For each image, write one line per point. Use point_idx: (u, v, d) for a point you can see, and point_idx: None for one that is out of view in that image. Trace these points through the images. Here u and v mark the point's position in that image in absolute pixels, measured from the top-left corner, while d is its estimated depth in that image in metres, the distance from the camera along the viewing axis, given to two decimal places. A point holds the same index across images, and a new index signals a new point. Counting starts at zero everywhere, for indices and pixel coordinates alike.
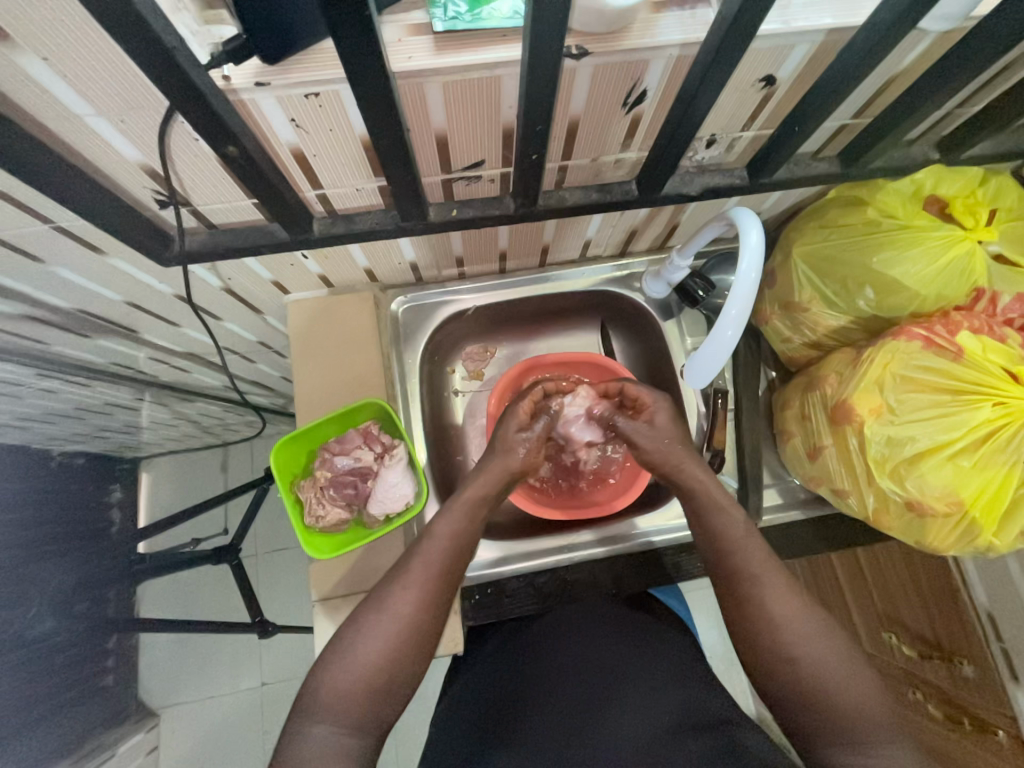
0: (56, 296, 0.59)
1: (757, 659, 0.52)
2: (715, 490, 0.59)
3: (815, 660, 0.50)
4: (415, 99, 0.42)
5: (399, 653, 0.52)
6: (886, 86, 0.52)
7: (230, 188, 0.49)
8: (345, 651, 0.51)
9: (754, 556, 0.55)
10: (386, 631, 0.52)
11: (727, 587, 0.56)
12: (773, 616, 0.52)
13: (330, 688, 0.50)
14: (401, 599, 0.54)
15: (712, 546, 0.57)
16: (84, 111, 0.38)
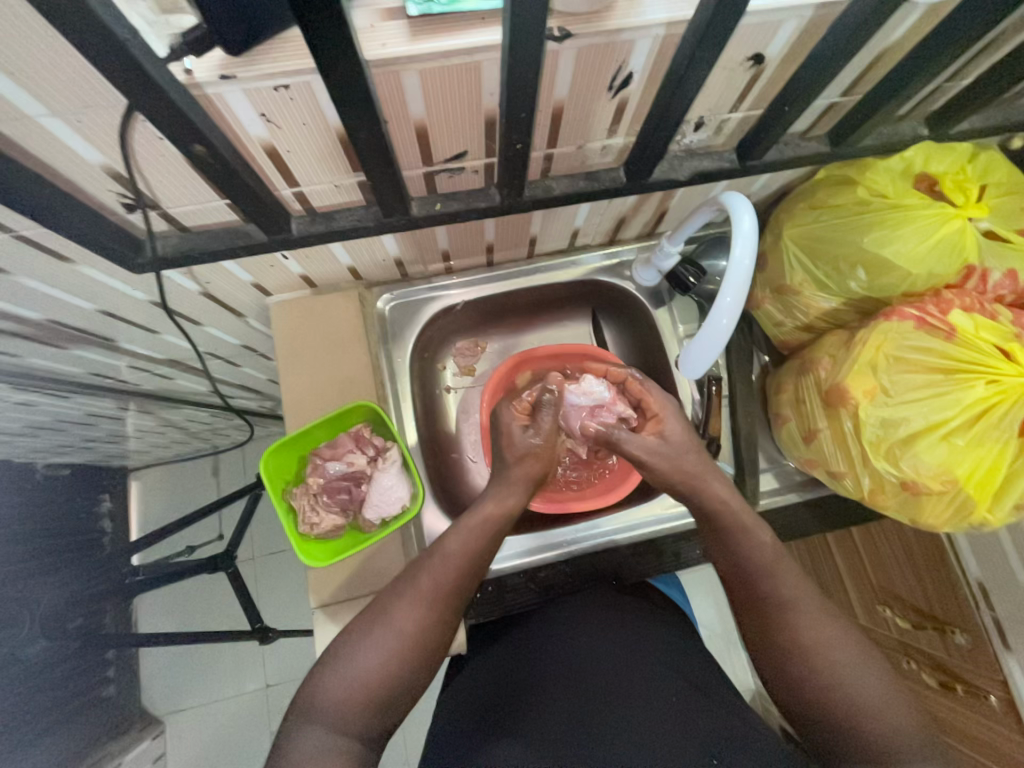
0: (24, 308, 0.56)
1: (786, 684, 0.53)
2: (738, 508, 0.59)
3: (846, 684, 0.50)
4: (392, 89, 0.40)
5: (403, 665, 0.52)
6: (875, 62, 0.50)
7: (202, 189, 0.47)
8: (346, 659, 0.51)
9: (785, 584, 0.55)
10: (390, 643, 0.52)
11: (756, 613, 0.56)
12: (804, 642, 0.53)
13: (330, 696, 0.50)
14: (407, 613, 0.53)
15: (738, 573, 0.57)
16: (36, 112, 0.35)
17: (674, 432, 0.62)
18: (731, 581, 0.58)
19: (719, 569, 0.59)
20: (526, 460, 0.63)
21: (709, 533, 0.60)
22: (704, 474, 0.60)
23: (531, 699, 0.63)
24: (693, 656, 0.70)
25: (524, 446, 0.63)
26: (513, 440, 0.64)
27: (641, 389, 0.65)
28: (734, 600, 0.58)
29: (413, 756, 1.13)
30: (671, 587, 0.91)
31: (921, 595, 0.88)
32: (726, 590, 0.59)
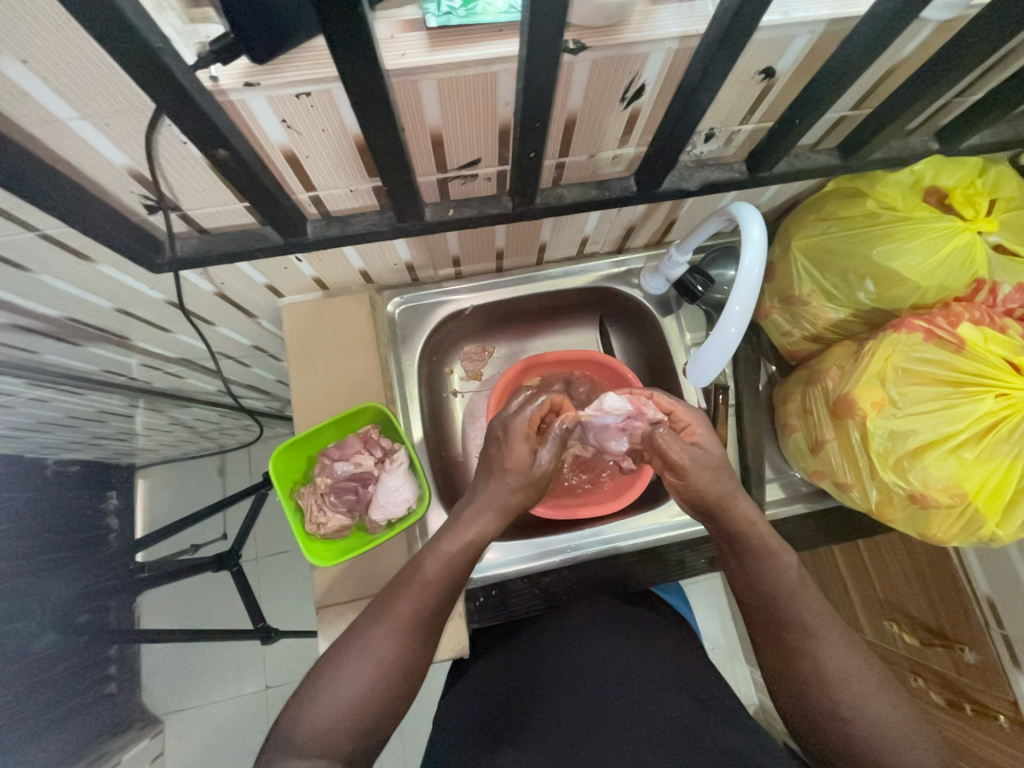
0: (44, 305, 0.57)
1: (807, 715, 0.53)
2: (765, 534, 0.56)
3: (870, 718, 0.50)
4: (410, 97, 0.41)
5: (389, 683, 0.52)
6: (886, 76, 0.51)
7: (222, 192, 0.48)
8: (331, 678, 0.51)
9: (808, 613, 0.54)
10: (374, 661, 0.52)
11: (775, 640, 0.55)
12: (826, 674, 0.52)
13: (318, 721, 0.49)
14: (390, 637, 0.53)
15: (760, 597, 0.56)
16: (67, 115, 0.37)
17: (710, 441, 0.59)
18: (752, 605, 0.57)
19: (739, 591, 0.58)
20: (526, 489, 0.59)
21: (730, 553, 0.59)
22: (724, 497, 0.57)
23: (532, 708, 0.63)
24: (697, 666, 0.69)
25: (535, 474, 0.59)
26: (527, 466, 0.59)
27: (670, 402, 0.60)
28: (754, 625, 0.58)
29: (411, 762, 1.12)
30: (673, 595, 0.91)
31: (931, 614, 0.86)
32: (745, 611, 0.58)
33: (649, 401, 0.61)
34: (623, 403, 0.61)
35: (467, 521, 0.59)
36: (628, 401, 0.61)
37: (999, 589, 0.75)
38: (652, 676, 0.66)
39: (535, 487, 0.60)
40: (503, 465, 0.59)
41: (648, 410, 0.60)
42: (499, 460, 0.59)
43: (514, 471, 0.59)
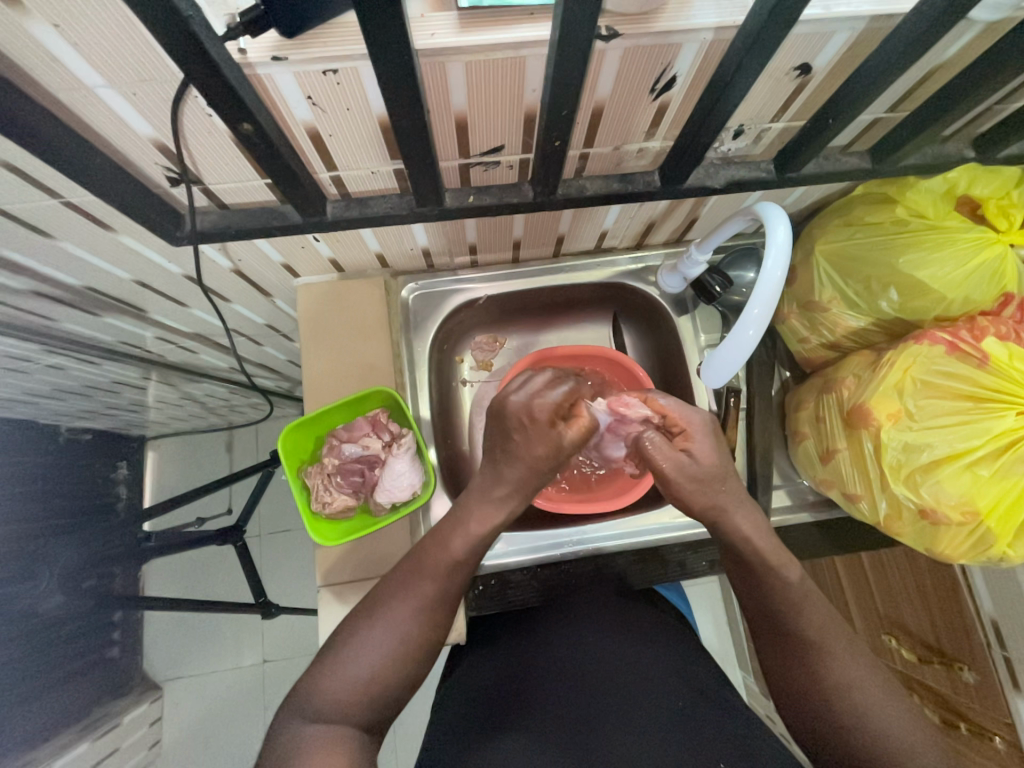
0: (65, 273, 0.58)
1: (810, 722, 0.53)
2: (767, 543, 0.56)
3: (878, 731, 0.50)
4: (436, 79, 0.41)
5: (411, 654, 0.53)
6: (927, 78, 0.49)
7: (244, 168, 0.48)
8: (345, 656, 0.52)
9: (815, 621, 0.54)
10: (391, 639, 0.52)
11: (784, 645, 0.55)
12: (835, 684, 0.52)
13: (345, 684, 0.50)
14: (409, 618, 0.54)
15: (767, 604, 0.56)
16: (96, 83, 0.37)
17: (703, 450, 0.58)
18: (758, 610, 0.57)
19: (745, 596, 0.58)
20: (558, 459, 0.58)
21: (733, 560, 0.58)
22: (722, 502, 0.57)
23: (532, 700, 0.63)
24: (694, 663, 0.69)
25: (565, 449, 0.58)
26: (558, 446, 0.57)
27: (665, 402, 0.60)
28: (762, 630, 0.58)
29: (403, 743, 1.14)
30: (672, 594, 0.91)
31: (931, 631, 0.86)
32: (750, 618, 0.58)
33: (633, 400, 0.62)
34: (607, 411, 0.63)
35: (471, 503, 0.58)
36: (609, 407, 0.63)
37: (1004, 611, 0.74)
38: (652, 674, 0.66)
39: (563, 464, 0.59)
40: (533, 450, 0.56)
41: (632, 413, 0.61)
42: (525, 442, 0.56)
43: (545, 454, 0.57)
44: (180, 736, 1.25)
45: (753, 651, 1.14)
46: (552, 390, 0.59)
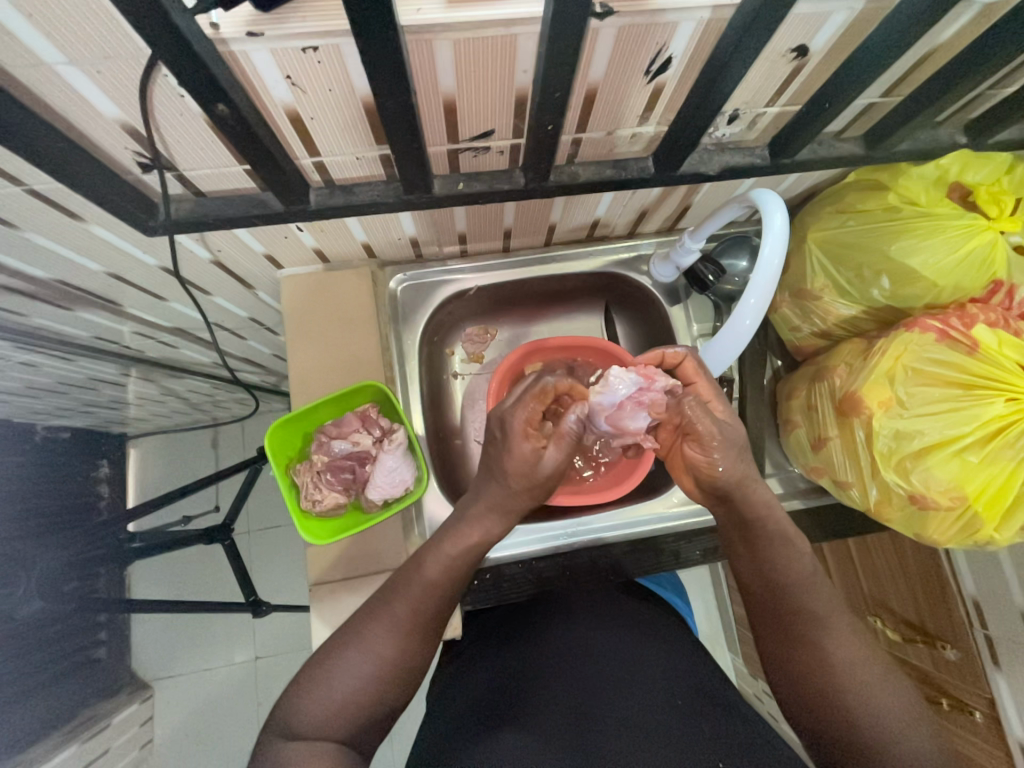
0: (31, 265, 0.55)
1: (802, 699, 0.53)
2: (781, 521, 0.56)
3: (871, 707, 0.51)
4: (423, 59, 0.39)
5: (391, 677, 0.52)
6: (922, 62, 0.49)
7: (221, 152, 0.45)
8: (326, 674, 0.51)
9: (813, 600, 0.54)
10: (373, 658, 0.52)
11: (781, 626, 0.55)
12: (830, 661, 0.52)
13: (325, 701, 0.50)
14: (388, 637, 0.53)
15: (768, 585, 0.56)
16: (55, 59, 0.34)
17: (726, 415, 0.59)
18: (757, 590, 0.57)
19: (745, 577, 0.58)
20: (529, 491, 0.56)
21: (740, 540, 0.58)
22: (746, 480, 0.55)
23: (528, 692, 0.62)
24: (687, 653, 0.70)
25: (540, 476, 0.56)
26: (531, 468, 0.55)
27: (695, 370, 0.61)
28: (757, 611, 0.58)
29: (398, 735, 1.14)
30: (665, 583, 0.92)
31: (914, 612, 0.88)
32: (749, 600, 0.58)
33: (658, 371, 0.60)
34: (633, 376, 0.59)
35: (468, 513, 0.58)
36: (637, 375, 0.59)
37: (986, 592, 0.76)
38: (646, 664, 0.66)
39: (539, 485, 0.57)
40: (505, 470, 0.56)
41: (658, 379, 0.59)
42: (500, 464, 0.56)
43: (516, 474, 0.56)
44: (172, 735, 1.24)
45: (742, 634, 1.17)
46: (529, 401, 0.57)
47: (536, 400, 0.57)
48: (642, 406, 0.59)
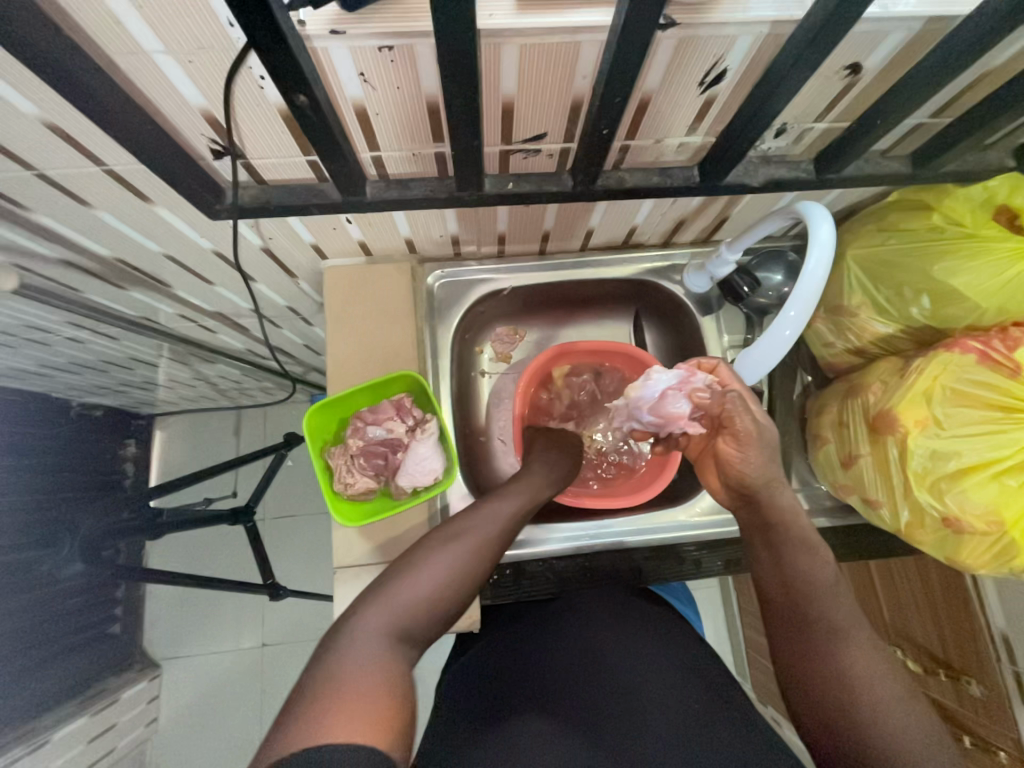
0: (97, 242, 0.58)
1: (817, 713, 0.52)
2: (804, 526, 0.57)
3: (891, 727, 0.48)
4: (490, 62, 0.41)
5: (467, 581, 0.53)
6: (975, 84, 0.49)
7: (288, 143, 0.48)
8: (397, 583, 0.51)
9: (835, 610, 0.54)
10: (442, 573, 0.52)
11: (800, 635, 0.54)
12: (849, 675, 0.51)
13: (410, 592, 0.50)
14: (469, 546, 0.55)
15: (788, 591, 0.56)
16: (153, 48, 0.37)
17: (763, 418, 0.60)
18: (777, 597, 0.57)
19: (766, 583, 0.58)
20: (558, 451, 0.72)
21: (762, 544, 0.59)
22: (774, 480, 0.58)
23: (540, 691, 0.62)
24: (702, 665, 0.69)
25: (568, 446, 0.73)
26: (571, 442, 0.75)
27: (732, 376, 0.61)
28: (776, 619, 0.57)
29: None
30: (680, 595, 0.91)
31: (938, 643, 0.85)
32: (768, 609, 0.58)
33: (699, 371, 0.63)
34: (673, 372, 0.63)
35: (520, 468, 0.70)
36: (679, 369, 0.63)
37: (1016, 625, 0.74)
38: (662, 668, 0.65)
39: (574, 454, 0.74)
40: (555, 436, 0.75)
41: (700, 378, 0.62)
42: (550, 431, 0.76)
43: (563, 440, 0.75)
44: (178, 714, 1.26)
45: (754, 656, 1.14)
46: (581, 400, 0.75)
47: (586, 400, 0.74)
48: (682, 393, 0.61)
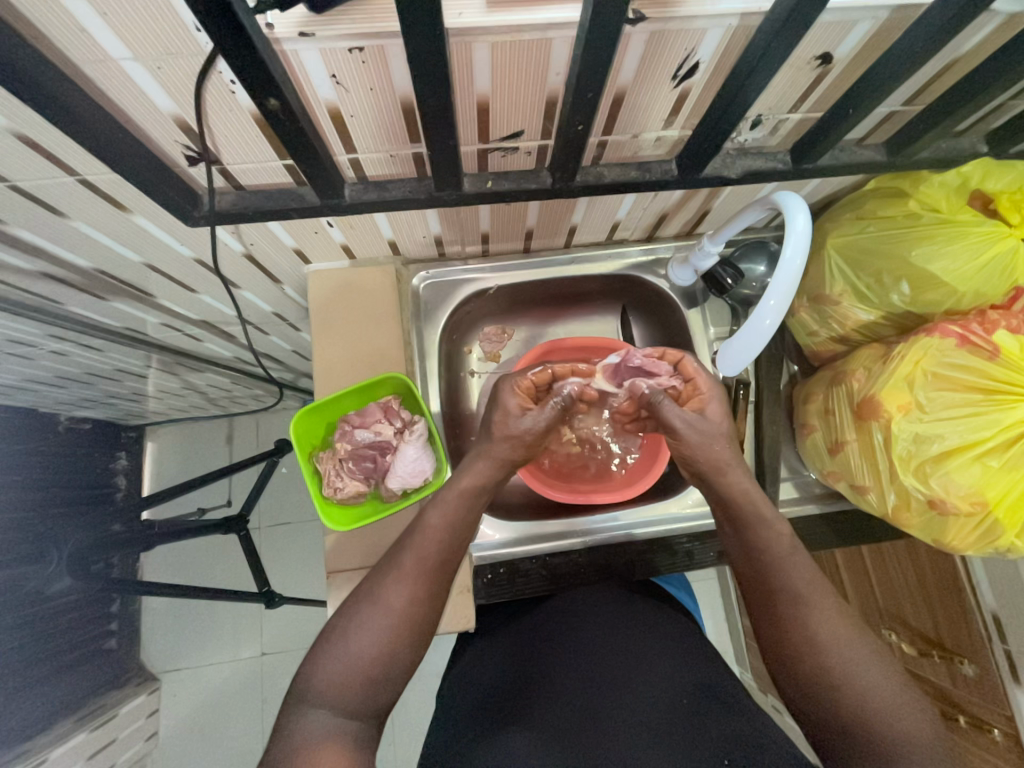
0: (76, 254, 0.58)
1: (795, 680, 0.53)
2: (758, 499, 0.57)
3: (862, 684, 0.50)
4: (462, 60, 0.41)
5: (403, 633, 0.52)
6: (944, 71, 0.50)
7: (263, 148, 0.48)
8: (336, 643, 0.52)
9: (799, 576, 0.54)
10: (380, 624, 0.52)
11: (769, 606, 0.55)
12: (819, 640, 0.52)
13: (342, 662, 0.50)
14: (396, 594, 0.53)
15: (753, 564, 0.56)
16: (120, 55, 0.36)
17: (714, 413, 0.59)
18: (744, 570, 0.57)
19: (734, 558, 0.59)
20: (511, 443, 0.60)
21: (726, 521, 0.59)
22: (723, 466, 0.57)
23: (538, 690, 0.62)
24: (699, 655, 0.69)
25: (518, 432, 0.60)
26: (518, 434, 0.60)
27: (695, 367, 0.61)
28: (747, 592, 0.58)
29: (404, 736, 1.13)
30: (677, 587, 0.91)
31: (930, 624, 0.87)
32: (740, 582, 0.59)
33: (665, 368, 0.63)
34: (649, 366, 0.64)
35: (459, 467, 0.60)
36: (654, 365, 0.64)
37: (1006, 605, 0.75)
38: (656, 659, 0.66)
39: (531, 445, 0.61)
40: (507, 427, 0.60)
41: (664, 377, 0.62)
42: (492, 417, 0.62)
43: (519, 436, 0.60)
44: (179, 728, 1.25)
45: (753, 646, 1.15)
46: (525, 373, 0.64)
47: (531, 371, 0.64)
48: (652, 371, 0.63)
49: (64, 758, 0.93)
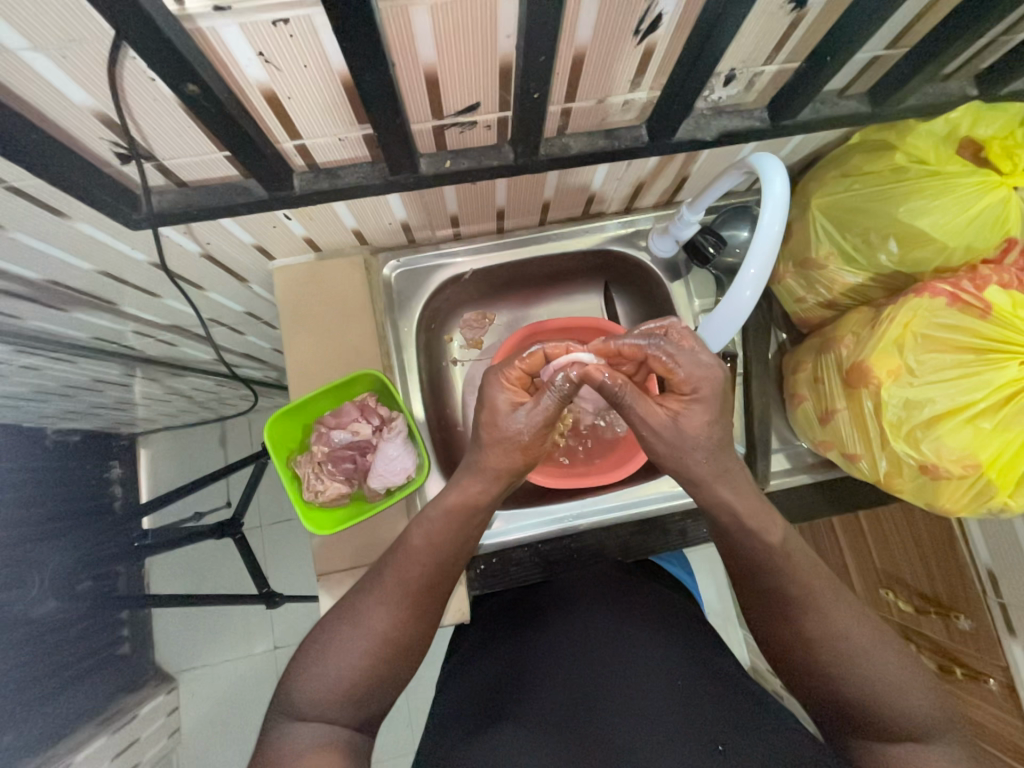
0: (28, 268, 0.55)
1: (794, 662, 0.53)
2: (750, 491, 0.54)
3: (859, 659, 0.51)
4: (401, 28, 0.37)
5: (383, 655, 0.52)
6: (928, 7, 0.46)
7: (199, 139, 0.44)
8: (318, 658, 0.51)
9: (796, 561, 0.53)
10: (360, 648, 0.51)
11: (763, 594, 0.54)
12: (815, 622, 0.52)
13: (324, 688, 0.50)
14: (376, 617, 0.52)
15: (747, 555, 0.54)
16: (19, 45, 0.33)
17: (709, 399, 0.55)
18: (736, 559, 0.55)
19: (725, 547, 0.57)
20: (504, 447, 0.55)
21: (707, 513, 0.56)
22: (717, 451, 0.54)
23: (534, 682, 0.62)
24: (696, 630, 0.70)
25: (512, 432, 0.55)
26: (512, 435, 0.54)
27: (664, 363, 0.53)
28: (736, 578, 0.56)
29: (417, 717, 1.17)
30: (673, 562, 0.91)
31: (927, 583, 0.87)
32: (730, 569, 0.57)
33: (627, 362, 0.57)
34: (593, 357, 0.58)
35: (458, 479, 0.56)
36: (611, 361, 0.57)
37: (1000, 559, 0.74)
38: (652, 640, 0.66)
39: (529, 448, 0.55)
40: (499, 431, 0.55)
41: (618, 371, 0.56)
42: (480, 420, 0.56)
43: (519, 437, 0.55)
44: (198, 724, 1.28)
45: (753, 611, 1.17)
46: (513, 362, 0.57)
47: (519, 359, 0.57)
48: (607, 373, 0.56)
49: (89, 760, 0.96)
